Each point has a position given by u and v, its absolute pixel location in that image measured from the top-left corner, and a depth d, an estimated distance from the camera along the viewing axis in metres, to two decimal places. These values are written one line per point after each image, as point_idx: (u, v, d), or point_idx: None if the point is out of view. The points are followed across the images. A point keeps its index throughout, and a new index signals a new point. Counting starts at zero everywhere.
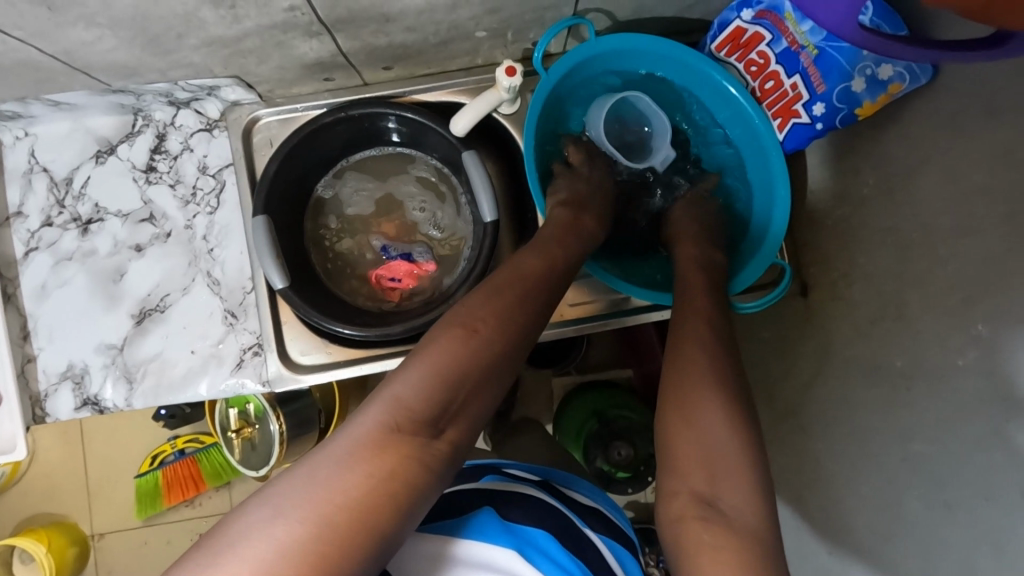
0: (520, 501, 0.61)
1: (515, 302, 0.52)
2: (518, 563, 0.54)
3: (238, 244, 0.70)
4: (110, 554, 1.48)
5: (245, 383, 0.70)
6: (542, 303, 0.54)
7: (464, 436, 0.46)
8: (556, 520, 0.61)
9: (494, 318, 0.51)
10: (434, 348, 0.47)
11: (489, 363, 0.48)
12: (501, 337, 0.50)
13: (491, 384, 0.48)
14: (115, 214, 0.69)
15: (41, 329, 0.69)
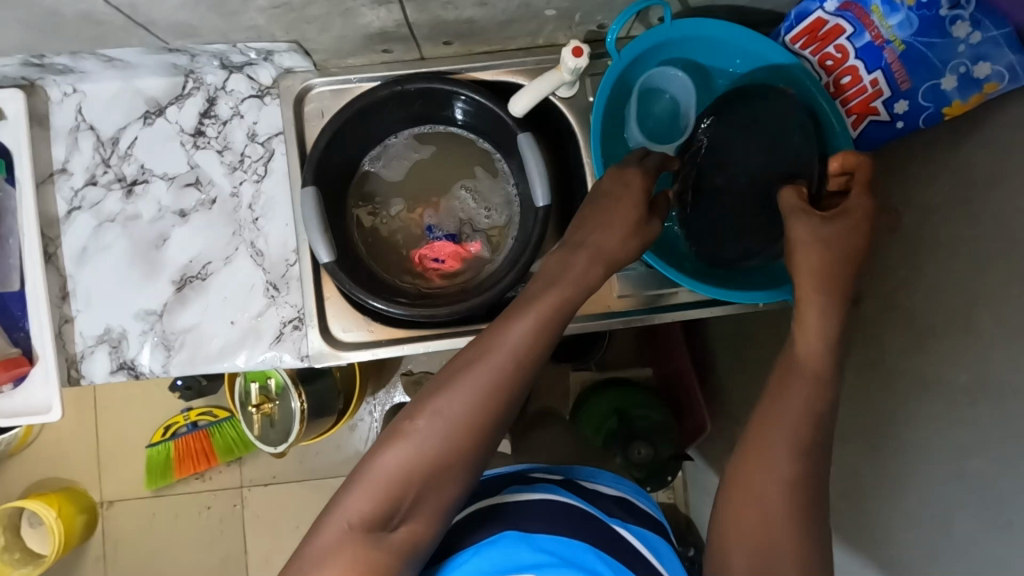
0: (545, 509, 0.61)
1: (483, 380, 0.52)
2: None
3: (284, 215, 0.69)
4: (119, 522, 1.48)
5: (283, 357, 0.69)
6: (507, 378, 0.53)
7: (428, 519, 0.51)
8: (588, 529, 0.60)
9: (461, 399, 0.52)
10: (399, 436, 0.51)
11: (457, 446, 0.51)
12: (466, 420, 0.52)
13: (455, 469, 0.52)
14: (160, 177, 0.68)
15: (80, 291, 0.67)
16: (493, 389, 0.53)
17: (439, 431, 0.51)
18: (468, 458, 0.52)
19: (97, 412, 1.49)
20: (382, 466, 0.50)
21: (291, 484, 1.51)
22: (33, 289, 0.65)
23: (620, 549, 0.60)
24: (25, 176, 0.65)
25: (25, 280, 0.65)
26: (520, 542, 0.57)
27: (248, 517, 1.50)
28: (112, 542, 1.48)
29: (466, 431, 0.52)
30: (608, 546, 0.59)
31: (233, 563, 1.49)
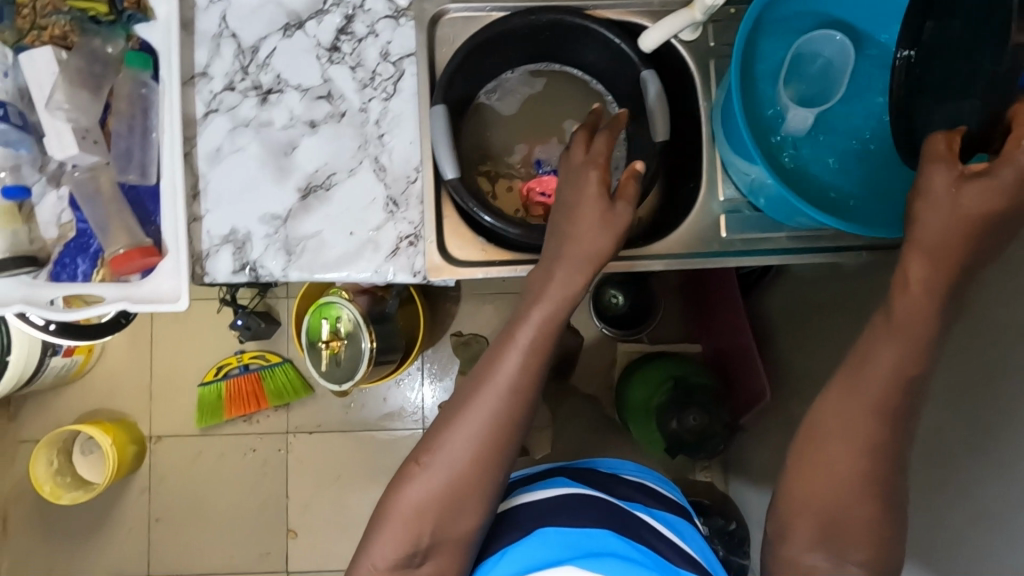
0: (580, 502, 0.75)
1: (479, 423, 0.63)
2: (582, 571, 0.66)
3: (409, 133, 0.71)
4: (167, 457, 1.51)
5: (396, 271, 0.71)
6: (498, 414, 0.63)
7: (445, 541, 0.63)
8: (615, 517, 0.75)
9: (464, 440, 0.63)
10: (414, 481, 0.63)
11: (464, 478, 0.63)
12: (471, 454, 0.63)
13: (463, 495, 0.63)
14: (295, 88, 0.71)
15: (210, 191, 0.70)
16: (491, 420, 0.63)
17: (446, 471, 0.63)
18: (473, 482, 0.63)
19: (153, 347, 1.52)
20: (405, 502, 0.63)
21: (335, 434, 1.53)
22: (170, 183, 0.68)
23: (642, 533, 0.75)
24: (174, 75, 0.68)
25: (163, 174, 0.69)
26: (556, 534, 0.71)
27: (290, 463, 1.52)
28: (158, 477, 1.51)
29: (470, 465, 0.63)
30: (627, 531, 0.73)
31: (273, 506, 1.51)
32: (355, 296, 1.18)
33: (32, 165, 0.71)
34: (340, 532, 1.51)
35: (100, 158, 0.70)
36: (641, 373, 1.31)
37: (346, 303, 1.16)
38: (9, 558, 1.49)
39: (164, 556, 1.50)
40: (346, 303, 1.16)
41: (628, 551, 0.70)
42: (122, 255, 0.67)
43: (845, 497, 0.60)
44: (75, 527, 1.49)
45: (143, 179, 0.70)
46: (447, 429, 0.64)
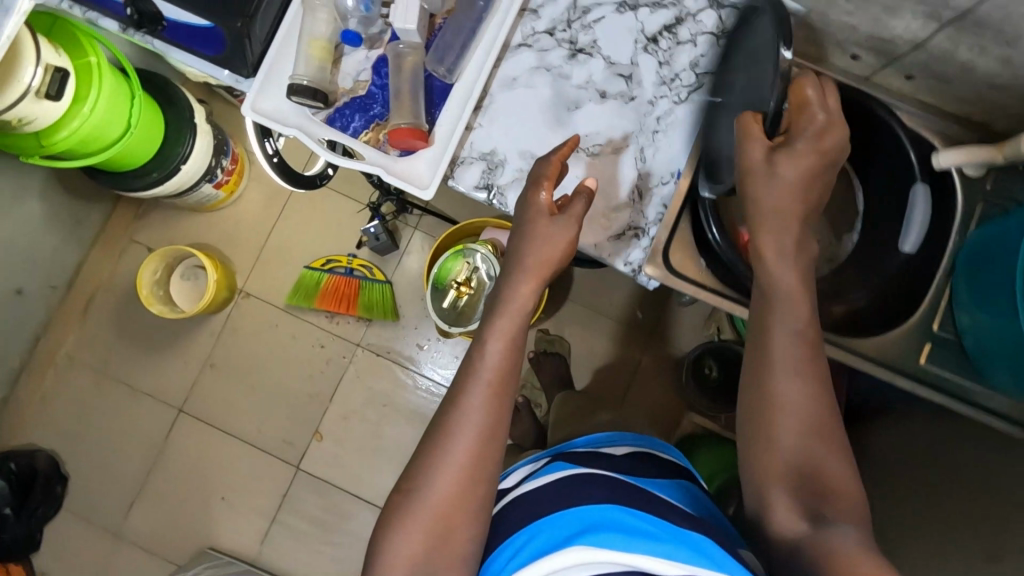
0: (575, 483, 0.72)
1: (458, 445, 0.67)
2: (588, 550, 0.60)
3: (680, 140, 0.80)
4: (246, 314, 1.58)
5: (615, 252, 0.79)
6: (481, 408, 0.69)
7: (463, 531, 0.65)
8: (614, 490, 0.70)
9: (448, 459, 0.67)
10: (408, 512, 0.65)
11: (455, 505, 0.65)
12: (457, 475, 0.66)
13: (469, 488, 0.66)
14: (603, 57, 0.80)
15: (491, 111, 0.79)
16: (472, 428, 0.68)
17: (432, 498, 0.65)
18: (482, 475, 0.67)
19: (280, 215, 1.59)
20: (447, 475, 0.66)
21: (396, 367, 1.57)
22: (466, 92, 0.79)
23: (646, 500, 0.70)
24: (515, 5, 0.79)
25: (466, 82, 0.79)
26: (541, 522, 0.66)
27: (347, 373, 1.57)
28: (230, 327, 1.58)
29: (455, 493, 0.66)
30: (631, 499, 0.69)
31: (313, 403, 1.56)
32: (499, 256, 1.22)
33: (363, 21, 0.81)
34: (360, 455, 1.55)
35: (419, 42, 0.79)
36: (710, 449, 1.32)
37: (483, 256, 1.21)
38: (75, 337, 1.57)
39: (202, 400, 1.56)
40: (484, 256, 1.21)
41: (611, 516, 0.65)
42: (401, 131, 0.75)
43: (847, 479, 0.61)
44: (142, 337, 1.57)
45: (442, 75, 0.79)
46: (427, 462, 0.67)
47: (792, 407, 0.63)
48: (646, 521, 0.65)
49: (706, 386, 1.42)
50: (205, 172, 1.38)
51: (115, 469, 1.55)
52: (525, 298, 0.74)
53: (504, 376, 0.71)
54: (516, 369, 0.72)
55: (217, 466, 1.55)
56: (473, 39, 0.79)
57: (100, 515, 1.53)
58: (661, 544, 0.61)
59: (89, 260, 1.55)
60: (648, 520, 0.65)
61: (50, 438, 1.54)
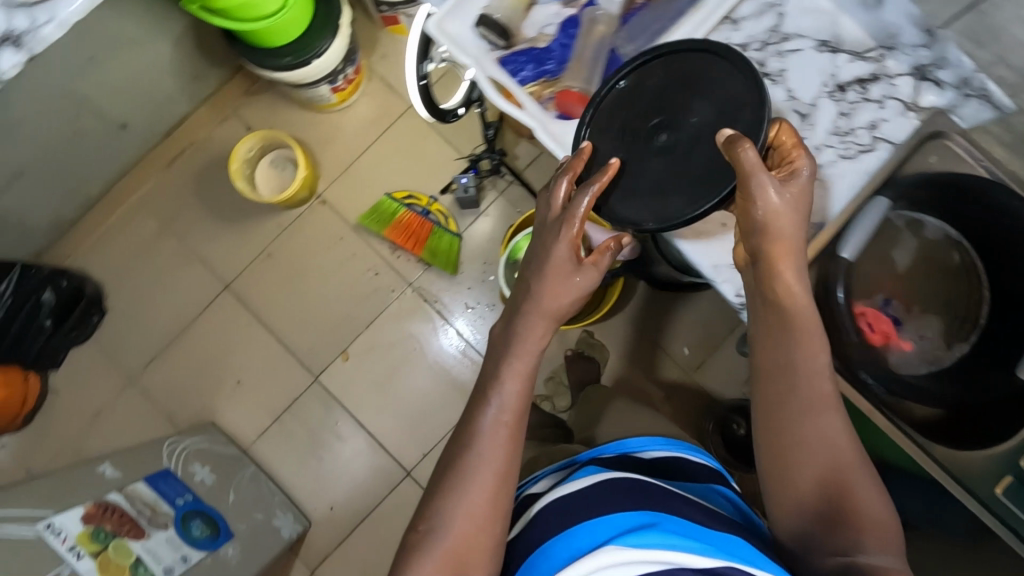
0: (599, 490, 0.74)
1: (478, 482, 0.74)
2: (629, 551, 0.62)
3: (833, 196, 0.78)
4: (315, 220, 1.60)
5: (724, 277, 0.82)
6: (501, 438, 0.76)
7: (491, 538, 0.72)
8: (637, 492, 0.73)
9: (471, 495, 0.73)
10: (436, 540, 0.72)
11: (479, 531, 0.72)
12: (481, 507, 0.73)
13: (498, 506, 0.74)
14: (787, 89, 0.80)
15: (658, 107, 0.83)
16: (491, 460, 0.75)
17: (455, 532, 0.72)
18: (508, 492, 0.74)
19: (380, 137, 1.61)
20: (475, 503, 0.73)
21: (437, 317, 1.58)
22: (640, 80, 0.82)
23: (668, 500, 0.73)
24: (718, 16, 0.81)
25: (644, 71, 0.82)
26: (575, 532, 0.68)
27: (389, 308, 1.59)
28: (297, 226, 1.60)
29: (478, 521, 0.73)
30: (654, 501, 0.72)
31: (349, 325, 1.59)
32: None
33: None
34: (375, 388, 1.57)
35: (615, 15, 0.85)
36: None
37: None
38: (153, 185, 1.61)
39: (249, 284, 1.60)
40: None
41: (614, 522, 0.68)
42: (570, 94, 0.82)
43: (882, 517, 0.69)
44: (214, 207, 1.60)
45: (624, 55, 0.85)
46: (448, 498, 0.74)
47: (813, 465, 0.71)
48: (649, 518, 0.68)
49: (731, 442, 1.41)
50: (331, 74, 1.41)
51: (150, 320, 1.59)
52: (541, 335, 0.80)
53: (519, 409, 0.78)
54: (525, 399, 0.79)
55: (242, 351, 1.59)
56: (665, 33, 0.83)
57: (122, 357, 1.58)
58: (664, 539, 0.64)
59: (191, 118, 1.59)
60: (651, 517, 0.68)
61: (101, 271, 1.59)
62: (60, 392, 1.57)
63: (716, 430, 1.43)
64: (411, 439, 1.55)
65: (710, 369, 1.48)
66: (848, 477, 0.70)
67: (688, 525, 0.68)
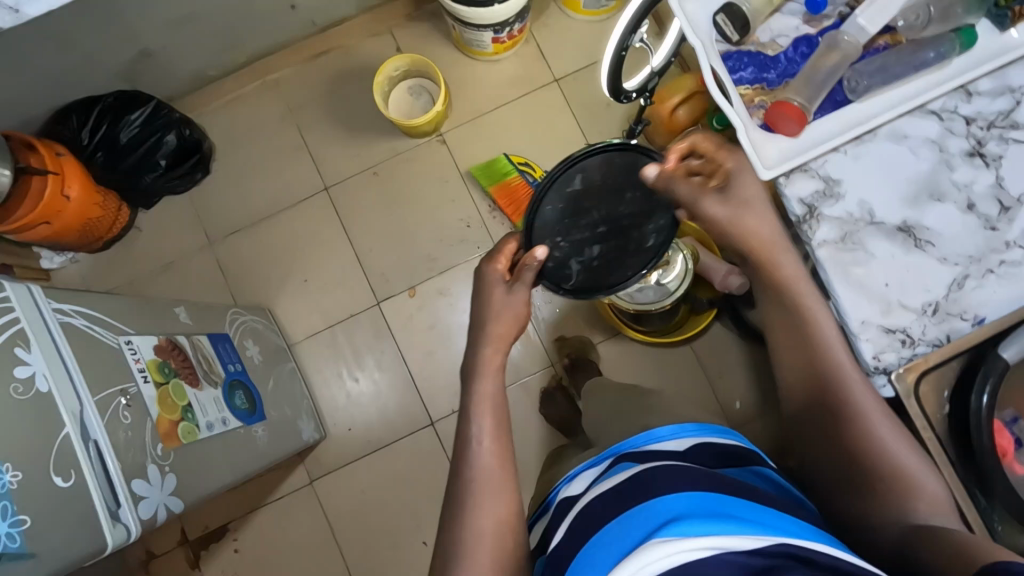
0: (629, 484, 0.65)
1: (480, 497, 0.75)
2: (677, 545, 0.53)
3: (1008, 294, 0.73)
4: (428, 155, 1.62)
5: (873, 344, 0.74)
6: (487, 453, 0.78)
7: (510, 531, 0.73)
8: (664, 477, 0.65)
9: (477, 519, 0.73)
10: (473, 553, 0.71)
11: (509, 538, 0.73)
12: (491, 532, 0.73)
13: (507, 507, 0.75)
14: (999, 176, 0.74)
15: (864, 149, 0.75)
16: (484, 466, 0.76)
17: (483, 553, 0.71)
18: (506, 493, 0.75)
19: (517, 99, 1.62)
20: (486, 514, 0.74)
21: None
22: (858, 120, 0.75)
23: (690, 475, 0.65)
24: (953, 83, 0.75)
25: (863, 112, 0.75)
26: (615, 533, 0.60)
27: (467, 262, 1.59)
28: (409, 155, 1.62)
29: (493, 533, 0.73)
30: (680, 481, 0.64)
31: (424, 265, 1.60)
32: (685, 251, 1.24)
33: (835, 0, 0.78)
34: (430, 333, 1.58)
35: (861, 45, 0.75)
36: None
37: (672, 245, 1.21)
38: (292, 71, 1.63)
39: (346, 194, 1.62)
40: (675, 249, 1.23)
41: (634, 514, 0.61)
42: (791, 107, 0.72)
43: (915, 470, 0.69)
44: (340, 110, 1.62)
45: (850, 89, 0.75)
46: (458, 533, 0.73)
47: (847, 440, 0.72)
48: (682, 501, 0.60)
49: None
50: (500, 24, 1.42)
51: (244, 194, 1.62)
52: (499, 362, 0.84)
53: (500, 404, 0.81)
54: (494, 421, 0.81)
55: (319, 254, 1.61)
56: (898, 78, 0.75)
57: (209, 219, 1.62)
58: (703, 525, 0.55)
59: (350, 22, 1.62)
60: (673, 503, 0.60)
61: (217, 134, 1.62)
62: (142, 232, 1.62)
63: None
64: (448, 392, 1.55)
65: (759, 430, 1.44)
66: (874, 441, 0.71)
67: (724, 505, 0.60)
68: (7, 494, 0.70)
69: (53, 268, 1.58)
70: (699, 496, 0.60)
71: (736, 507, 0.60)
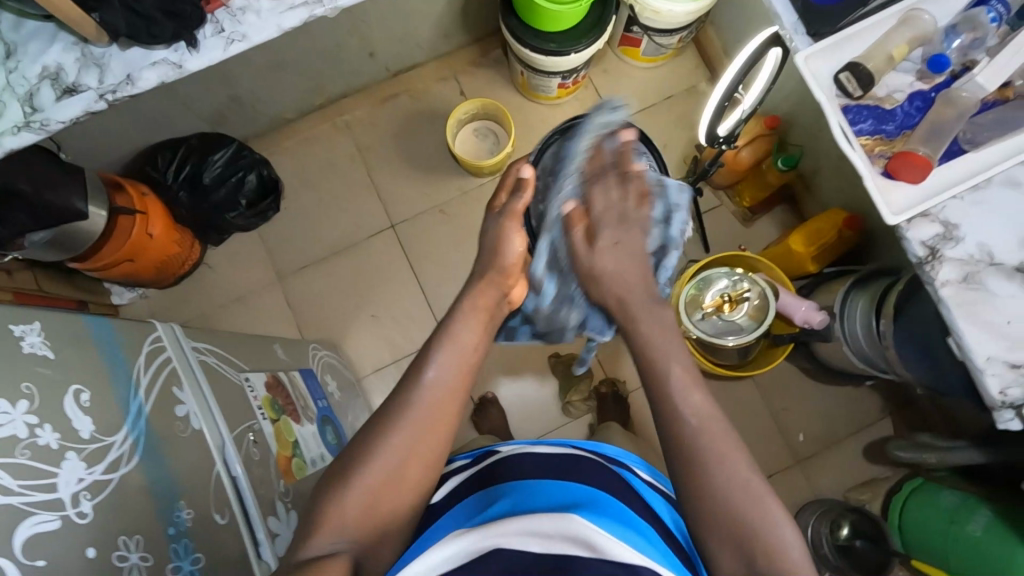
0: (553, 466, 0.77)
1: (401, 434, 0.71)
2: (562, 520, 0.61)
3: None
4: (494, 192, 1.67)
5: (999, 382, 0.75)
6: (430, 399, 0.73)
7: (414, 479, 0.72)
8: (607, 481, 0.75)
9: (395, 444, 0.71)
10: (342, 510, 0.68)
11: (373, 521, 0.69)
12: (391, 469, 0.70)
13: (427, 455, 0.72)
14: None
15: (984, 192, 0.77)
16: (416, 430, 0.72)
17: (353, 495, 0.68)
18: (426, 417, 0.72)
19: None
20: (389, 453, 0.70)
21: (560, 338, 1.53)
22: (978, 166, 0.78)
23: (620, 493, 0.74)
24: None
25: (983, 159, 0.77)
26: (518, 493, 0.71)
27: None
28: (475, 192, 1.67)
29: (400, 465, 0.70)
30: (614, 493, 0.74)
31: None
32: (741, 281, 1.28)
33: (959, 52, 0.78)
34: (497, 368, 1.60)
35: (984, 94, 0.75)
36: (910, 524, 1.32)
37: (728, 280, 1.29)
38: (364, 113, 1.69)
39: (415, 230, 1.67)
40: (727, 281, 1.29)
41: (542, 488, 0.71)
42: (917, 156, 0.75)
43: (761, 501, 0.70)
44: (408, 151, 1.68)
45: (967, 141, 0.79)
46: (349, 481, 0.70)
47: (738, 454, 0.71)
48: (589, 495, 0.69)
49: (847, 550, 1.38)
50: (569, 71, 1.50)
51: (314, 230, 1.66)
52: (489, 304, 0.81)
53: (457, 386, 0.75)
54: (462, 386, 0.76)
55: (389, 288, 1.65)
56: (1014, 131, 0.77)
57: (278, 254, 1.65)
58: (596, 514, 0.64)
59: (420, 68, 1.68)
60: (582, 498, 0.68)
61: (289, 173, 1.67)
62: (212, 267, 1.64)
63: (865, 516, 1.39)
64: (521, 424, 1.59)
65: (822, 462, 1.54)
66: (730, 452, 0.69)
67: (617, 516, 0.67)
68: (185, 532, 0.69)
69: (123, 303, 1.60)
70: (604, 500, 0.70)
71: (615, 510, 0.69)
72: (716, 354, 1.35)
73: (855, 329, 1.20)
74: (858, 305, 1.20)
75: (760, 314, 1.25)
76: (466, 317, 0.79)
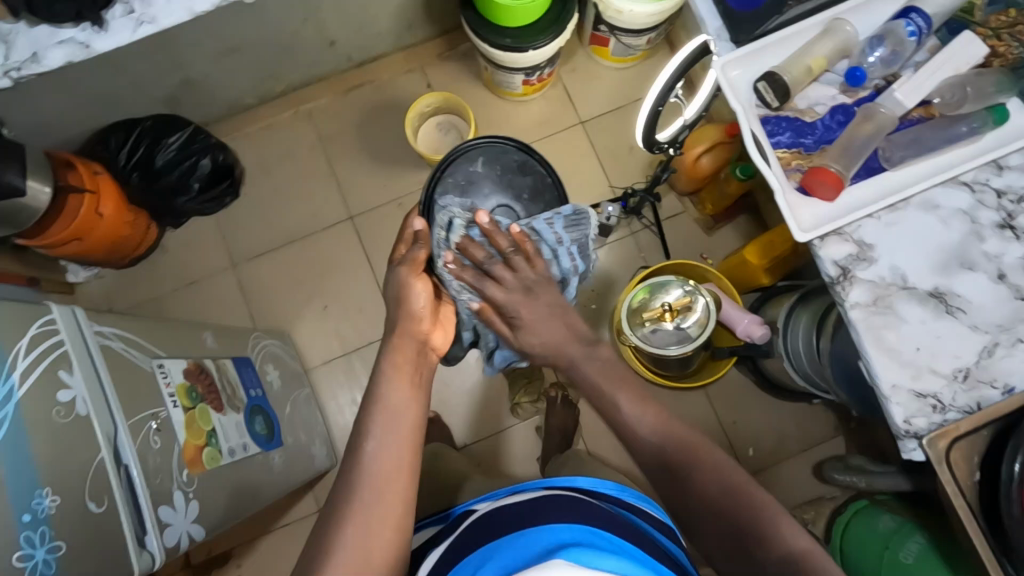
0: (530, 506, 0.70)
1: (364, 510, 0.73)
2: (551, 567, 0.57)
3: None
4: None
5: (904, 411, 0.73)
6: (388, 465, 0.77)
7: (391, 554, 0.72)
8: (590, 512, 0.69)
9: (354, 526, 0.72)
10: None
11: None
12: (363, 548, 0.71)
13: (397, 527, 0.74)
14: None
15: (897, 214, 0.76)
16: (375, 500, 0.74)
17: (337, 575, 0.68)
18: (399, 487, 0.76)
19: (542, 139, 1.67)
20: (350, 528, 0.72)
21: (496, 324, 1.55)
22: (892, 189, 0.77)
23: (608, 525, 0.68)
24: (986, 158, 0.76)
25: (898, 182, 0.77)
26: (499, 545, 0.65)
27: None
28: None
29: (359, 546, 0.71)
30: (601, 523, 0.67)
31: None
32: (690, 293, 1.26)
33: (880, 70, 0.80)
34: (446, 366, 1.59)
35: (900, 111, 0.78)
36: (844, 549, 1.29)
37: (679, 289, 1.26)
38: (327, 102, 1.68)
39: (372, 223, 1.65)
40: (679, 291, 1.26)
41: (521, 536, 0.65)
42: (828, 173, 0.74)
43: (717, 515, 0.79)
44: (369, 142, 1.67)
45: (885, 159, 0.78)
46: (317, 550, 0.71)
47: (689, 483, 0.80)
48: (571, 531, 0.63)
49: None
50: (531, 67, 1.47)
51: (272, 218, 1.65)
52: (411, 367, 0.87)
53: (400, 456, 0.78)
54: (409, 450, 0.79)
55: (343, 279, 1.64)
56: (929, 155, 0.78)
57: (234, 240, 1.64)
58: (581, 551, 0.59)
59: (384, 58, 1.66)
60: (570, 531, 0.63)
61: (249, 159, 1.66)
62: (167, 250, 1.64)
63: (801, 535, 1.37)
64: (467, 424, 1.57)
65: (770, 479, 1.51)
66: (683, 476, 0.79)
67: (610, 549, 0.62)
68: (44, 520, 0.69)
69: (78, 283, 1.60)
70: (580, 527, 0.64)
71: (605, 539, 0.63)
72: (654, 363, 1.32)
73: (796, 346, 1.17)
74: (801, 321, 1.17)
75: (701, 327, 1.23)
76: (400, 390, 0.83)
